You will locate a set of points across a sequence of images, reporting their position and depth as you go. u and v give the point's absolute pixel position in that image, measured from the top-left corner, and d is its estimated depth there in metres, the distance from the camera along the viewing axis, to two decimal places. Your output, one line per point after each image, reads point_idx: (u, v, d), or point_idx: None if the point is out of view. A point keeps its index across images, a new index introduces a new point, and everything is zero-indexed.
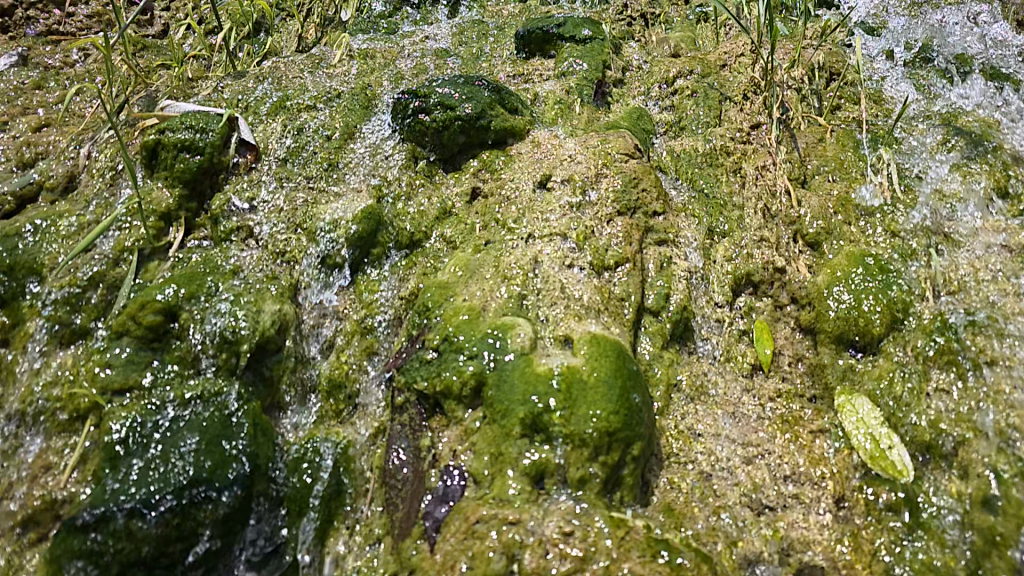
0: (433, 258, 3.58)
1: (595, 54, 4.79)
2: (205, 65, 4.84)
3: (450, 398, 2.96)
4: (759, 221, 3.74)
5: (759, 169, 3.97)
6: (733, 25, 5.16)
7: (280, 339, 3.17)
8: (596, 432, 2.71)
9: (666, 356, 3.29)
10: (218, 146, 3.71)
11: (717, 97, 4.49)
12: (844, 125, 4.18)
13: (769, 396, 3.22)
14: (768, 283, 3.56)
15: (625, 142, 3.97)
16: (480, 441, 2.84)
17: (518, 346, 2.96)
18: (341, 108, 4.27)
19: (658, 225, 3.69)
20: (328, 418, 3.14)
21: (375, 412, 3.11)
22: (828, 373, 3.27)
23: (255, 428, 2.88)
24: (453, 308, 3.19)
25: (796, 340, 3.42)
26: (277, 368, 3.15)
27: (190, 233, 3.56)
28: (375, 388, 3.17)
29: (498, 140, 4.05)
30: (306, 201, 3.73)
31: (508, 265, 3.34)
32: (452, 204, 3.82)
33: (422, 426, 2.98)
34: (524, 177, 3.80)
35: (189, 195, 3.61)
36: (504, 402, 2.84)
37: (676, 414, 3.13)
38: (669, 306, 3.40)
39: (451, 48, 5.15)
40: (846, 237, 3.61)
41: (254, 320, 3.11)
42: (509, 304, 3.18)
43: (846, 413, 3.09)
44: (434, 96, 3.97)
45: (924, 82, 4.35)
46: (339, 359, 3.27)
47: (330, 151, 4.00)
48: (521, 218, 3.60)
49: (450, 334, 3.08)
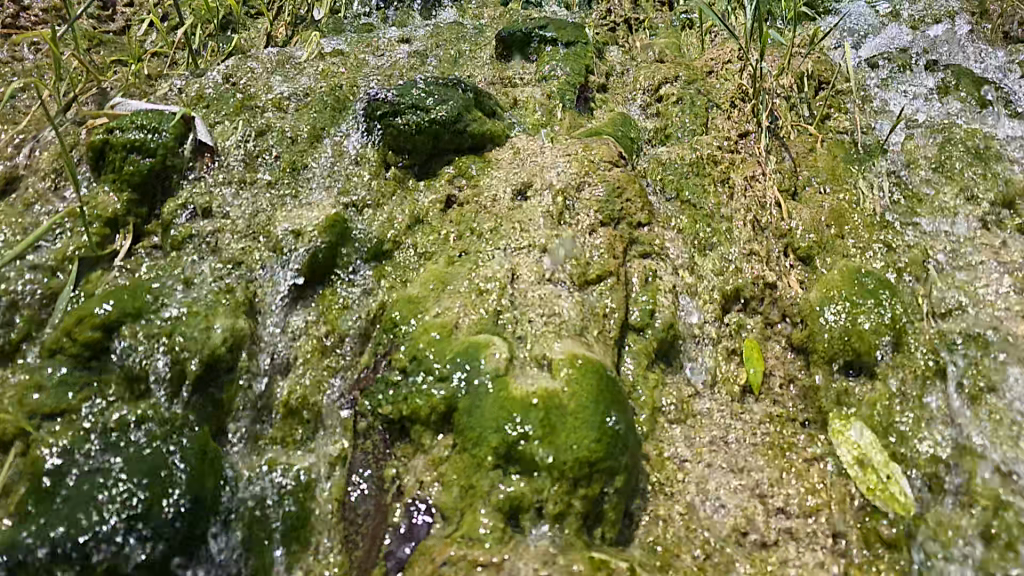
0: (404, 270, 3.35)
1: (578, 59, 4.60)
2: (167, 63, 4.58)
3: (417, 424, 2.75)
4: (748, 234, 3.55)
5: (748, 180, 3.78)
6: (719, 32, 5.01)
7: (233, 358, 2.91)
8: (576, 462, 2.50)
9: (651, 377, 3.06)
10: (172, 146, 3.49)
11: (704, 104, 4.31)
12: (834, 135, 4.03)
13: (761, 420, 2.99)
14: (758, 300, 3.36)
15: (609, 149, 3.75)
16: (449, 472, 2.63)
17: (493, 367, 2.73)
18: (309, 109, 4.02)
19: (643, 236, 3.47)
20: (285, 444, 2.89)
21: (336, 437, 2.88)
22: (822, 397, 3.04)
23: (201, 457, 2.62)
24: (424, 325, 2.96)
25: (787, 360, 3.20)
26: (229, 390, 2.88)
27: (139, 241, 3.32)
28: (336, 410, 2.94)
29: (475, 145, 3.83)
30: (266, 207, 3.48)
31: (484, 277, 3.12)
32: (425, 212, 3.58)
33: (386, 454, 2.79)
34: (501, 185, 3.58)
35: (139, 199, 3.39)
36: (477, 429, 2.61)
37: (662, 440, 2.90)
38: (655, 323, 3.18)
39: (427, 48, 4.91)
40: (838, 252, 3.43)
41: (203, 338, 2.84)
42: (484, 321, 2.95)
43: (844, 439, 2.86)
44: (408, 97, 3.75)
45: (915, 90, 4.22)
46: (298, 378, 3.01)
47: (295, 154, 3.76)
48: (497, 229, 3.37)
49: (420, 354, 2.87)
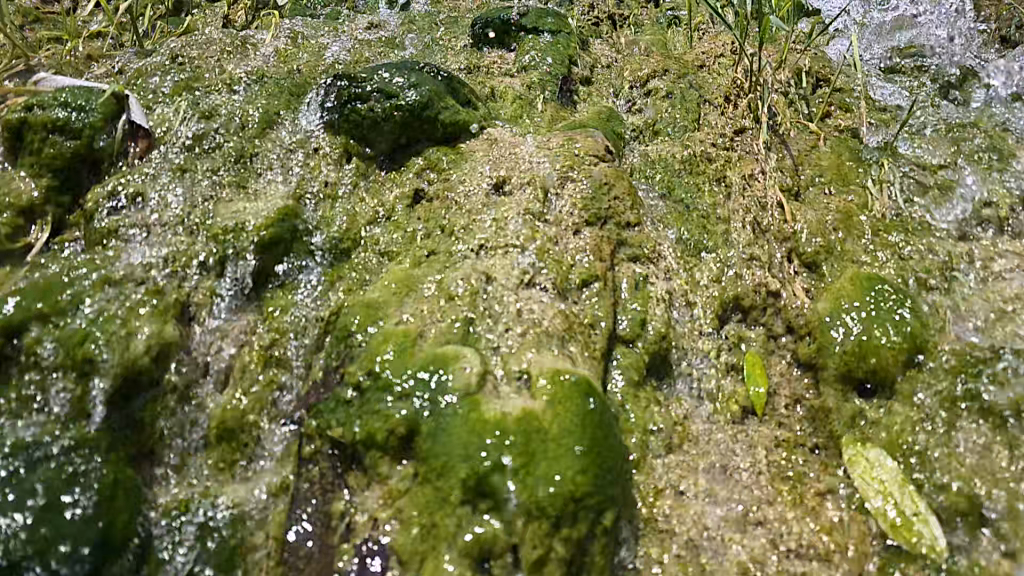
0: (363, 272, 2.92)
1: (559, 48, 4.22)
2: (111, 45, 4.15)
3: (373, 450, 2.33)
4: (748, 237, 3.21)
5: (747, 178, 3.45)
6: (710, 29, 4.67)
7: (157, 372, 2.49)
8: (558, 498, 2.13)
9: (642, 396, 2.68)
10: (101, 126, 3.07)
11: (696, 99, 3.96)
12: (837, 133, 3.72)
13: (766, 446, 2.64)
14: (760, 309, 3.01)
15: (594, 143, 3.34)
16: (408, 507, 2.24)
17: (463, 384, 2.34)
18: (262, 94, 3.58)
19: (632, 237, 3.09)
20: (216, 471, 2.45)
21: (277, 463, 2.46)
22: (833, 420, 2.70)
23: (112, 488, 2.21)
24: (383, 333, 2.56)
25: (793, 378, 2.85)
26: (152, 406, 2.47)
27: (58, 235, 2.96)
28: (281, 430, 2.52)
29: (449, 134, 3.40)
30: (206, 198, 3.05)
31: (454, 280, 2.73)
32: (389, 208, 3.17)
33: (335, 485, 2.37)
34: (475, 177, 3.16)
35: (61, 185, 3.00)
36: (443, 458, 2.22)
37: (656, 468, 2.53)
38: (645, 334, 2.81)
39: (397, 37, 4.50)
40: (847, 258, 3.11)
41: (122, 344, 2.43)
42: (452, 331, 2.56)
43: (858, 469, 2.53)
44: (373, 80, 3.33)
45: (919, 89, 3.94)
46: (235, 393, 2.58)
47: (244, 141, 3.32)
48: (472, 225, 2.96)
49: (376, 368, 2.45)
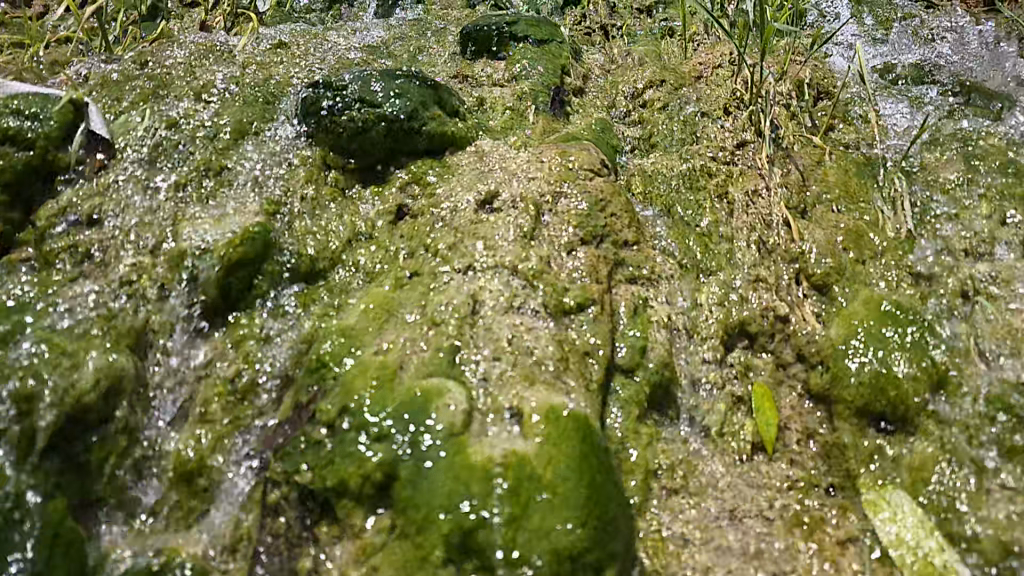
0: (339, 294, 2.68)
1: (552, 58, 4.02)
2: (79, 51, 3.90)
3: (345, 499, 2.09)
4: (753, 257, 3.01)
5: (749, 195, 3.23)
6: (707, 38, 4.47)
7: (108, 409, 2.25)
8: (552, 556, 1.92)
9: (643, 432, 2.47)
10: (57, 137, 2.84)
11: (693, 112, 3.77)
12: (842, 147, 3.54)
13: (778, 487, 2.43)
14: (768, 335, 2.79)
15: (588, 157, 3.11)
16: (384, 565, 1.99)
17: (446, 424, 2.12)
18: (235, 102, 3.32)
19: (630, 258, 2.88)
20: (173, 520, 2.22)
21: (240, 510, 2.21)
22: (851, 457, 2.48)
23: (51, 546, 1.98)
24: (360, 365, 2.32)
25: (806, 411, 2.62)
26: (100, 448, 2.21)
27: (5, 254, 2.68)
28: (242, 474, 2.26)
29: (434, 147, 3.18)
30: (170, 214, 2.79)
31: (438, 304, 2.50)
32: (370, 226, 2.93)
33: (302, 539, 2.11)
34: (463, 193, 2.93)
35: (10, 200, 2.75)
36: (424, 509, 2.00)
37: (657, 514, 2.32)
38: (646, 363, 2.59)
39: (381, 45, 4.27)
40: (860, 280, 2.90)
41: (66, 380, 2.18)
42: (435, 360, 2.33)
43: (881, 515, 2.31)
44: (353, 90, 3.11)
45: (926, 102, 3.76)
46: (194, 433, 2.34)
47: (213, 151, 3.06)
48: (458, 245, 2.73)
49: (351, 405, 2.20)
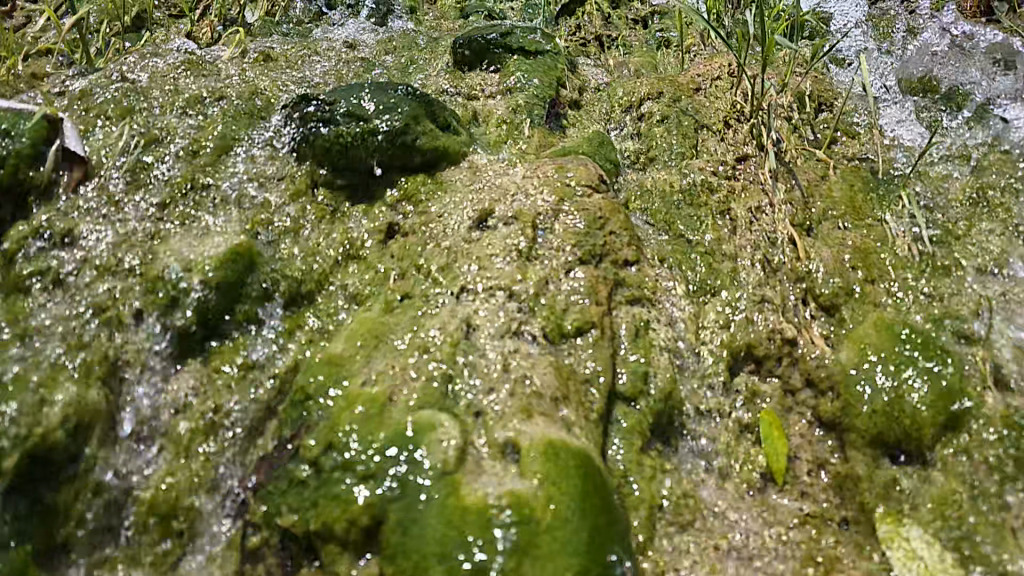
0: (326, 319, 2.56)
1: (547, 70, 3.90)
2: (59, 63, 3.78)
3: (331, 542, 1.98)
4: (758, 276, 2.88)
5: (752, 211, 3.13)
6: (705, 49, 4.37)
7: (76, 446, 2.12)
8: None
9: (646, 464, 2.34)
10: (29, 154, 2.68)
11: (692, 124, 3.63)
12: (847, 161, 3.43)
13: (789, 523, 2.31)
14: (775, 359, 2.67)
15: (588, 172, 2.97)
16: None
17: (439, 461, 1.99)
18: (218, 116, 3.19)
19: (631, 277, 2.74)
20: (147, 566, 2.09)
21: (220, 555, 2.10)
22: (865, 490, 2.36)
23: None
24: (347, 397, 2.18)
25: (815, 441, 2.51)
26: (67, 489, 2.09)
27: None
28: (226, 515, 2.15)
29: (427, 163, 3.03)
30: (149, 235, 2.66)
31: (429, 329, 2.37)
32: (359, 243, 2.80)
33: None
34: (456, 211, 2.81)
35: None
36: (415, 557, 1.87)
37: (662, 553, 2.20)
38: (648, 390, 2.47)
39: (373, 56, 4.15)
40: (869, 301, 2.79)
41: (33, 418, 2.05)
42: (428, 392, 2.18)
43: (896, 553, 2.19)
44: (342, 104, 2.99)
45: (931, 115, 3.65)
46: (170, 470, 2.21)
47: (194, 169, 2.93)
48: (451, 266, 2.60)
49: (336, 442, 2.08)
